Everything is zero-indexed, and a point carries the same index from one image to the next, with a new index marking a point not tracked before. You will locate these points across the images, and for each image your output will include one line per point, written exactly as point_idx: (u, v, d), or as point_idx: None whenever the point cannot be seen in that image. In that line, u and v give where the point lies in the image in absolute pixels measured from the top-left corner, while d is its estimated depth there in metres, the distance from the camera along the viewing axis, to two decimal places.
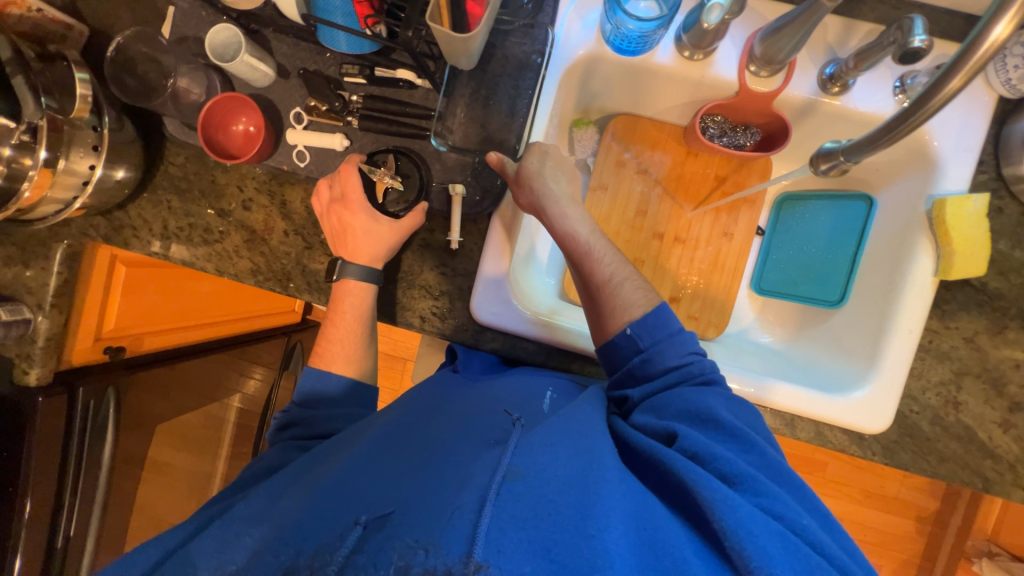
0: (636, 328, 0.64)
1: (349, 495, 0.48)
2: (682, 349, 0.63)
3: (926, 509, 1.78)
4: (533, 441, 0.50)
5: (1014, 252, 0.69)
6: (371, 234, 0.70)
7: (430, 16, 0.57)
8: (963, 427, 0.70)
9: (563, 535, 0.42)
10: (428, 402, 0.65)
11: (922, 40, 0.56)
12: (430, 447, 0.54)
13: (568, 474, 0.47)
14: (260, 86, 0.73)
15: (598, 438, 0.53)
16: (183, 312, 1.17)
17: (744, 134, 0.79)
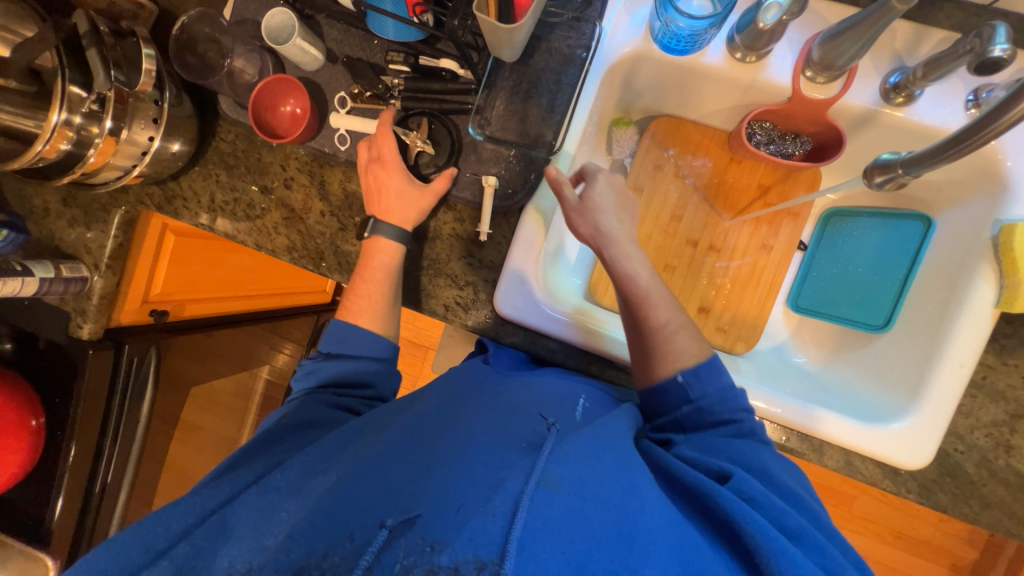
0: (688, 376, 0.61)
1: (378, 484, 0.48)
2: (734, 405, 0.61)
3: (962, 559, 1.66)
4: (571, 452, 0.50)
5: None
6: (404, 197, 0.71)
7: (478, 5, 0.57)
8: (1013, 473, 0.64)
9: (602, 561, 0.41)
10: (458, 390, 0.65)
11: (1002, 50, 0.53)
12: (457, 438, 0.54)
13: (602, 494, 0.47)
14: (309, 70, 0.76)
15: (631, 458, 0.53)
16: (226, 284, 1.23)
17: (794, 143, 0.75)
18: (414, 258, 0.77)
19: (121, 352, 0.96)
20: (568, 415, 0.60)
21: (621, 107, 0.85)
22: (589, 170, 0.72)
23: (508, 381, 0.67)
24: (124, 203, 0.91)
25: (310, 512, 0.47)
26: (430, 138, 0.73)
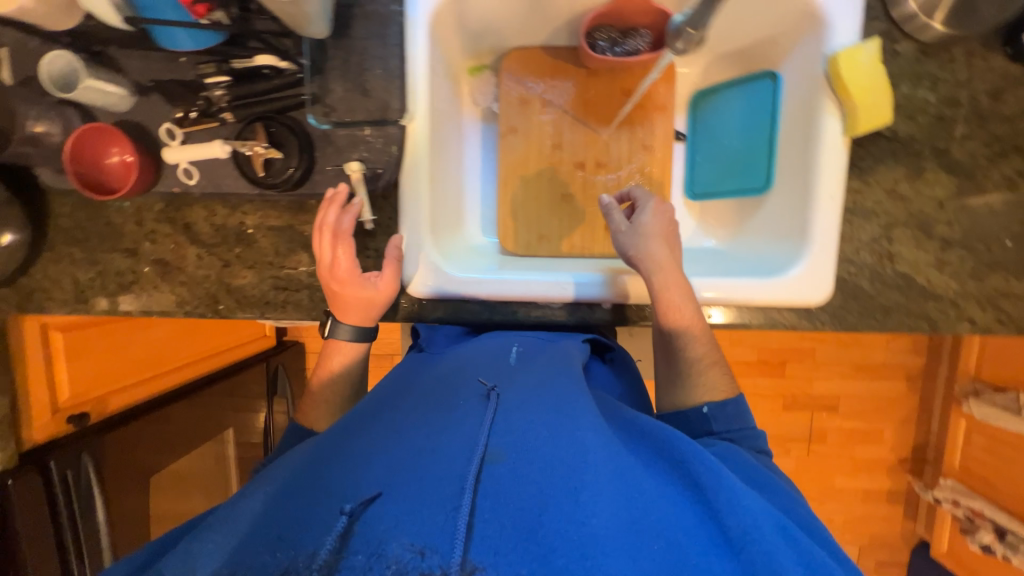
0: (712, 409, 0.66)
1: (328, 487, 0.47)
2: (748, 432, 0.65)
3: (914, 367, 1.86)
4: (514, 423, 0.51)
5: (916, 92, 0.68)
6: (365, 300, 0.69)
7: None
8: (901, 277, 0.71)
9: (549, 519, 0.42)
10: (396, 384, 0.67)
11: None
12: (400, 433, 0.53)
13: (549, 446, 0.48)
14: (124, 111, 0.69)
15: (580, 407, 0.55)
16: (144, 361, 1.15)
17: (636, 38, 0.74)
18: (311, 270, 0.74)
19: (50, 472, 0.89)
20: (503, 369, 0.64)
21: (468, 53, 0.83)
22: (642, 199, 0.74)
23: (441, 362, 0.72)
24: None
25: (255, 529, 0.45)
26: (274, 143, 0.68)
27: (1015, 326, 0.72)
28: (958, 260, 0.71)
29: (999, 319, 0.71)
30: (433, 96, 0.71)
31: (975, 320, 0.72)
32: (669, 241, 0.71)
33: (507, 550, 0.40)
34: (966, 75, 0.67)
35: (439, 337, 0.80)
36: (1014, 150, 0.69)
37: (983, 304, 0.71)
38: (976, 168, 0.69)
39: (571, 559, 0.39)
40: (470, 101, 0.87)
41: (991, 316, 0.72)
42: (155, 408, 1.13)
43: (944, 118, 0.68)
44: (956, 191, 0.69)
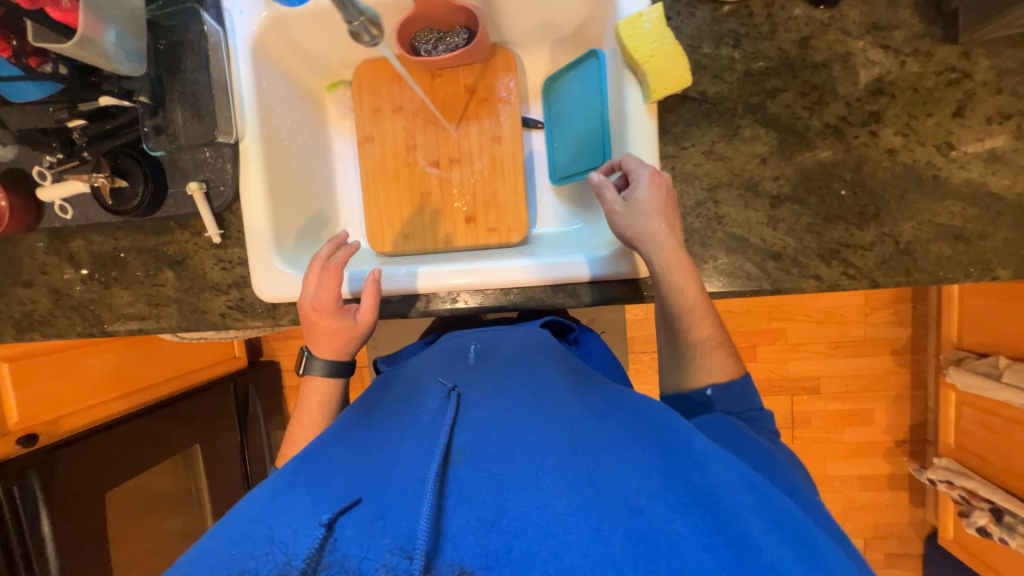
0: (718, 391, 0.61)
1: (290, 500, 0.44)
2: (751, 409, 0.61)
3: (900, 340, 1.71)
4: (479, 417, 0.50)
5: (720, 51, 0.67)
6: (338, 332, 0.72)
7: (37, 39, 0.59)
8: (734, 238, 0.69)
9: (518, 504, 0.39)
10: (363, 403, 0.69)
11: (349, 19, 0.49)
12: (359, 448, 0.52)
13: (508, 432, 0.47)
14: (7, 160, 0.79)
15: (539, 397, 0.54)
16: (99, 386, 1.25)
17: (453, 34, 0.78)
18: (178, 285, 0.80)
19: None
20: (462, 367, 0.67)
21: (321, 72, 0.89)
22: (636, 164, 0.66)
23: (398, 376, 0.75)
24: None
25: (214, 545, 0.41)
26: (120, 173, 0.74)
27: (865, 278, 0.68)
28: (792, 216, 0.68)
29: (846, 272, 0.68)
30: (265, 114, 0.77)
31: (821, 276, 0.68)
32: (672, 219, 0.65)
33: (473, 541, 0.36)
34: (770, 26, 0.66)
35: (404, 353, 0.88)
36: (833, 96, 0.66)
37: (826, 258, 0.68)
38: (796, 119, 0.67)
39: (538, 538, 0.37)
40: (335, 116, 0.93)
41: (837, 270, 0.68)
42: (110, 428, 1.22)
43: (752, 73, 0.67)
44: (778, 145, 0.67)
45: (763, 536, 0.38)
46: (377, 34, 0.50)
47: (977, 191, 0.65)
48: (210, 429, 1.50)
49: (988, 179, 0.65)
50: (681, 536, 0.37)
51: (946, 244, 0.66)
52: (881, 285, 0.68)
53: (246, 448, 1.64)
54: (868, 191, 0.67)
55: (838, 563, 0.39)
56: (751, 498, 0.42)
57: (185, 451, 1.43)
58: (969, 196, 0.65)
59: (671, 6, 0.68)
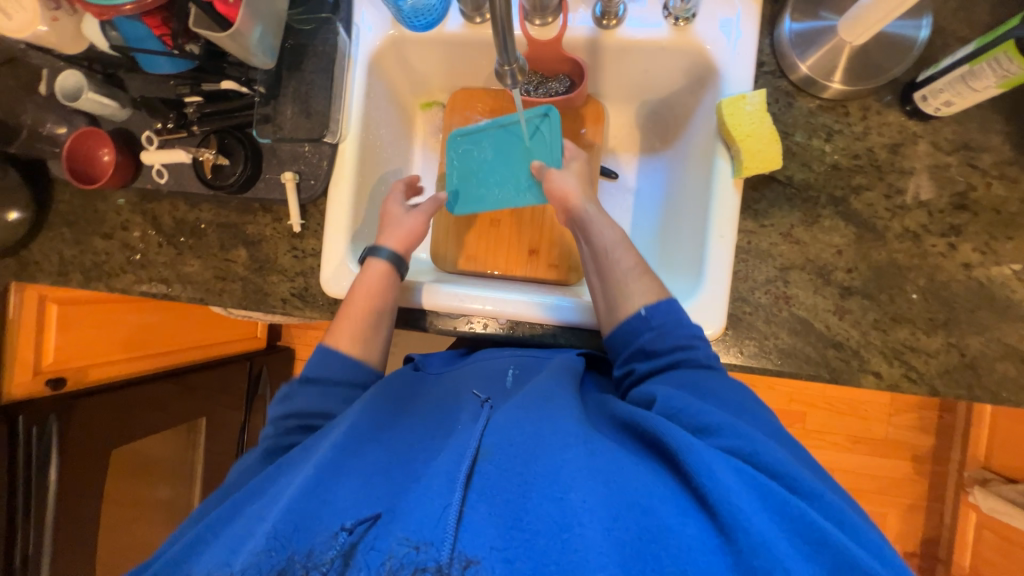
0: (650, 309, 0.65)
1: (322, 496, 0.48)
2: (686, 327, 0.63)
3: (922, 448, 1.63)
4: (504, 418, 0.53)
5: (811, 142, 0.71)
6: (409, 230, 0.78)
7: (195, 24, 0.64)
8: (799, 321, 0.70)
9: (536, 504, 0.43)
10: (394, 394, 0.67)
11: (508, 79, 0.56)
12: (397, 445, 0.56)
13: (518, 436, 0.49)
14: (121, 121, 0.84)
15: (552, 403, 0.54)
16: (133, 341, 1.28)
17: (556, 81, 0.83)
18: (249, 263, 0.83)
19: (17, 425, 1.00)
20: (500, 386, 0.67)
21: (418, 91, 0.94)
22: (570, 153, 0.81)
23: (442, 380, 0.72)
24: None
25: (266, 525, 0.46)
26: (223, 151, 0.79)
27: (925, 384, 0.67)
28: (859, 309, 0.69)
29: (907, 374, 0.68)
30: (367, 122, 0.82)
31: (880, 374, 0.68)
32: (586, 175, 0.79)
33: (495, 538, 0.41)
34: (863, 128, 0.70)
35: (434, 358, 0.80)
36: (915, 203, 0.68)
37: (889, 357, 0.68)
38: (876, 218, 0.69)
39: (553, 534, 0.41)
40: (421, 133, 0.97)
41: (898, 371, 0.68)
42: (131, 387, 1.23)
43: (840, 168, 0.70)
44: (856, 240, 0.69)
45: (763, 524, 0.40)
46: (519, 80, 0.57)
47: None
48: (219, 405, 1.48)
49: None
50: (689, 536, 0.41)
51: (1013, 366, 0.66)
52: (940, 393, 0.67)
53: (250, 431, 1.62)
54: (939, 300, 0.68)
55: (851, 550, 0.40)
56: (754, 486, 0.43)
57: (190, 424, 1.41)
58: None
59: (770, 93, 0.73)
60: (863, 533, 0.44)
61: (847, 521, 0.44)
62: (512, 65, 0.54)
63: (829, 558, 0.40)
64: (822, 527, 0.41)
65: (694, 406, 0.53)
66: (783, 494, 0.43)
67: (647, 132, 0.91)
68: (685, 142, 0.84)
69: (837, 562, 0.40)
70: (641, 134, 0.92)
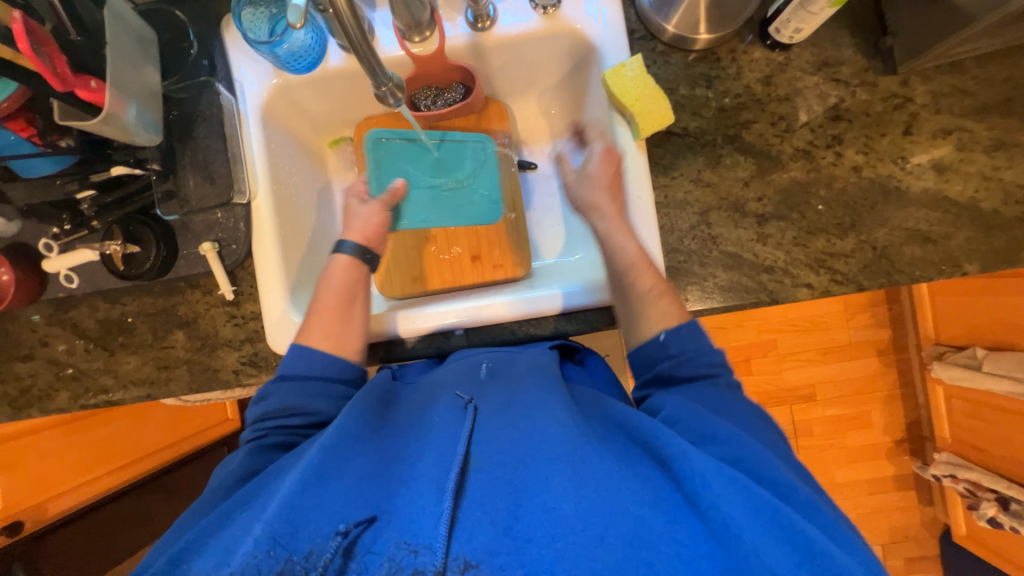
0: (669, 334, 0.64)
1: (315, 498, 0.47)
2: (710, 356, 0.64)
3: (882, 341, 1.75)
4: (492, 428, 0.53)
5: (695, 92, 0.76)
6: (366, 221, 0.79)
7: (60, 116, 0.62)
8: (730, 256, 0.74)
9: (528, 510, 0.44)
10: (380, 399, 0.63)
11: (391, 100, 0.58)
12: (389, 448, 0.55)
13: (513, 446, 0.50)
14: (11, 235, 0.78)
15: (548, 405, 0.54)
16: (105, 453, 1.16)
17: (452, 90, 0.84)
18: (190, 343, 0.79)
19: None
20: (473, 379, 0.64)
21: (323, 130, 0.93)
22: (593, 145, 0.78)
23: (418, 385, 0.69)
24: None
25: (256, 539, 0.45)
26: (132, 239, 0.75)
27: (851, 283, 0.73)
28: (778, 232, 0.74)
29: (834, 279, 0.73)
30: (275, 173, 0.80)
31: (812, 285, 0.73)
32: (613, 167, 0.74)
33: (486, 544, 0.43)
34: (736, 68, 0.76)
35: (411, 370, 0.77)
36: (798, 124, 0.74)
37: (815, 268, 0.74)
38: (770, 146, 0.74)
39: (546, 542, 0.42)
40: (337, 171, 0.97)
41: (825, 277, 0.73)
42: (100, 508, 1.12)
43: (726, 109, 0.75)
44: (758, 170, 0.74)
45: (758, 538, 0.41)
46: (401, 96, 0.59)
47: (936, 198, 0.73)
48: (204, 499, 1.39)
49: (944, 186, 0.73)
50: (677, 540, 0.42)
51: (918, 247, 0.73)
52: (866, 288, 0.73)
53: None
54: (842, 205, 0.74)
55: (831, 553, 0.40)
56: (749, 497, 0.43)
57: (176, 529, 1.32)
58: (929, 202, 0.73)
59: (647, 56, 0.77)
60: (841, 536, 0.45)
61: (827, 524, 0.45)
62: (386, 86, 0.56)
63: (804, 551, 0.40)
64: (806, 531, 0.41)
65: (703, 419, 0.54)
66: (768, 500, 0.43)
67: (552, 117, 0.95)
68: (588, 118, 0.87)
69: (810, 555, 0.40)
70: (549, 121, 0.95)
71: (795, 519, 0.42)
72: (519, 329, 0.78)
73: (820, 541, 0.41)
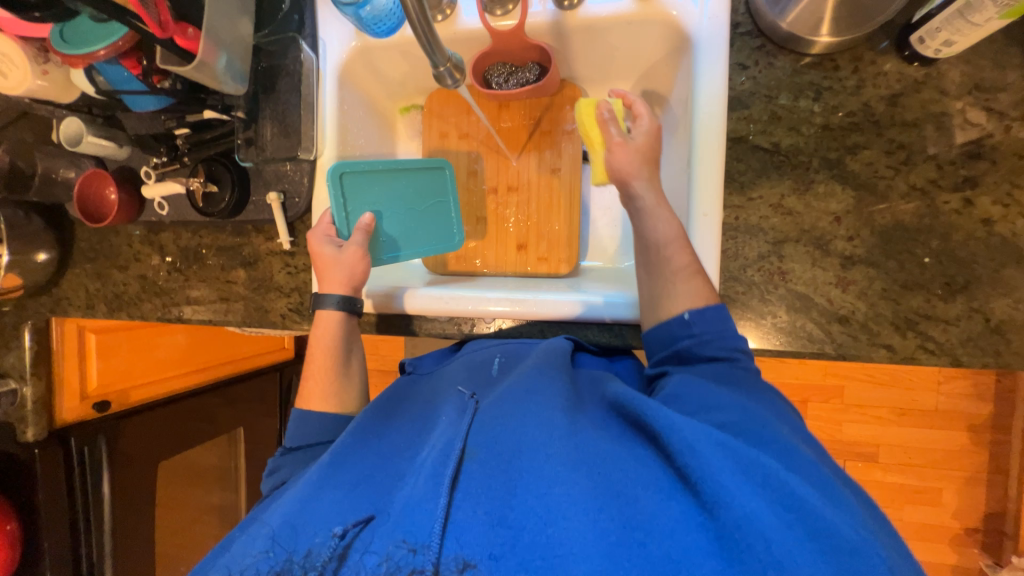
0: (695, 314, 0.60)
1: (315, 505, 0.48)
2: (729, 340, 0.58)
3: (978, 416, 1.50)
4: (488, 414, 0.51)
5: (799, 102, 0.66)
6: (339, 262, 0.71)
7: (162, 61, 0.67)
8: (798, 296, 0.65)
9: (518, 500, 0.41)
10: (385, 405, 0.65)
11: (449, 82, 0.57)
12: (388, 449, 0.55)
13: (501, 433, 0.47)
14: (122, 159, 0.89)
15: (538, 390, 0.52)
16: (166, 364, 1.30)
17: (527, 69, 0.80)
18: (250, 283, 0.86)
19: (70, 447, 1.06)
20: (485, 376, 0.65)
21: (396, 96, 0.94)
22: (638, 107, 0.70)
23: (428, 378, 0.72)
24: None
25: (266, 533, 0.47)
26: (212, 179, 0.82)
27: (945, 355, 0.62)
28: (864, 279, 0.64)
29: (924, 346, 0.62)
30: (342, 135, 0.83)
31: (893, 347, 0.63)
32: (649, 146, 0.69)
33: (479, 535, 0.40)
34: (856, 81, 0.64)
35: (427, 359, 0.79)
36: (922, 156, 0.62)
37: (901, 329, 0.63)
38: (877, 178, 0.63)
39: (537, 528, 0.39)
40: (404, 137, 0.98)
41: (913, 342, 0.63)
42: (170, 403, 1.28)
43: (832, 127, 0.65)
44: (856, 205, 0.64)
45: (762, 514, 0.38)
46: (459, 77, 0.57)
47: None
48: (254, 414, 1.55)
49: None
50: (672, 516, 0.39)
51: None
52: (964, 363, 0.62)
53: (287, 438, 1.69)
54: (956, 262, 0.62)
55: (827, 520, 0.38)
56: (738, 462, 0.41)
57: (229, 435, 1.47)
58: None
59: (749, 55, 0.68)
60: (845, 506, 0.42)
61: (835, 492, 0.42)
62: (445, 66, 0.54)
63: (808, 526, 0.38)
64: (799, 495, 0.40)
65: (704, 394, 0.51)
66: (760, 462, 0.41)
67: None
68: (668, 116, 0.79)
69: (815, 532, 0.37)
70: None
71: (786, 479, 0.41)
72: (549, 329, 0.76)
73: (822, 511, 0.39)
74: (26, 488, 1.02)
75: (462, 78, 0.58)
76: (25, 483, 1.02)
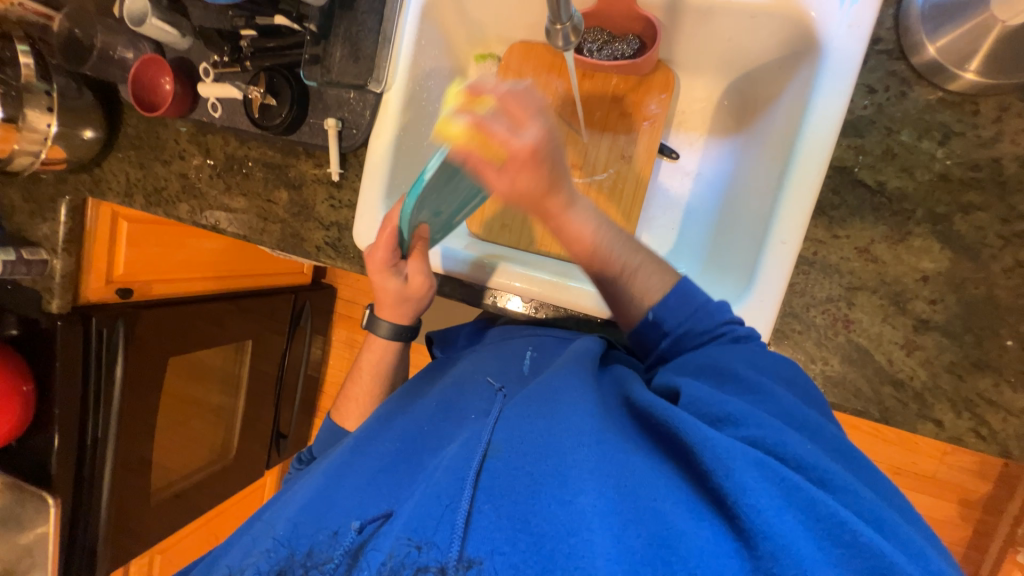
0: (658, 312, 0.58)
1: (331, 499, 0.50)
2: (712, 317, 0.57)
3: (974, 493, 1.48)
4: (513, 413, 0.48)
5: (921, 144, 0.60)
6: (407, 295, 0.72)
7: None
8: (857, 349, 0.62)
9: (538, 505, 0.38)
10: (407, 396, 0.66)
11: (561, 45, 0.52)
12: (416, 441, 0.55)
13: (527, 435, 0.45)
14: (182, 50, 0.85)
15: (563, 392, 0.49)
16: (192, 265, 1.32)
17: (623, 43, 0.73)
18: (292, 208, 0.84)
19: (90, 326, 1.05)
20: (517, 370, 0.63)
21: (474, 40, 0.87)
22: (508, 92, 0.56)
23: (457, 362, 0.71)
24: (15, 186, 0.98)
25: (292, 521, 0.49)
26: (273, 91, 0.78)
27: (995, 444, 0.59)
28: (934, 347, 0.60)
29: (976, 429, 0.59)
30: (414, 71, 0.77)
31: (942, 423, 0.60)
32: (542, 167, 0.56)
33: (501, 540, 0.37)
34: (994, 132, 0.58)
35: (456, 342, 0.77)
36: None
37: (958, 407, 0.60)
38: (980, 244, 0.58)
39: (558, 537, 0.36)
40: None
41: (966, 423, 0.59)
42: (189, 303, 1.29)
43: (950, 178, 0.59)
44: (950, 267, 0.59)
45: (806, 545, 0.33)
46: (572, 41, 0.52)
47: None
48: (265, 330, 1.56)
49: None
50: (703, 536, 0.35)
51: None
52: (1011, 456, 0.59)
53: (291, 360, 1.72)
54: None
55: (890, 554, 0.33)
56: (774, 480, 0.36)
57: (237, 344, 1.48)
58: None
59: (881, 79, 0.61)
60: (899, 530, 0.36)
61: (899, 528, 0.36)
62: (564, 23, 0.49)
63: (865, 561, 0.32)
64: (849, 521, 0.34)
65: (712, 396, 0.45)
66: (800, 482, 0.36)
67: (721, 108, 0.81)
68: (762, 128, 0.73)
69: (877, 569, 0.32)
70: (715, 113, 0.81)
71: (833, 505, 0.35)
72: (584, 322, 0.74)
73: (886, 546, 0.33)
74: (43, 356, 1.03)
75: (576, 42, 0.53)
76: (44, 350, 1.03)
